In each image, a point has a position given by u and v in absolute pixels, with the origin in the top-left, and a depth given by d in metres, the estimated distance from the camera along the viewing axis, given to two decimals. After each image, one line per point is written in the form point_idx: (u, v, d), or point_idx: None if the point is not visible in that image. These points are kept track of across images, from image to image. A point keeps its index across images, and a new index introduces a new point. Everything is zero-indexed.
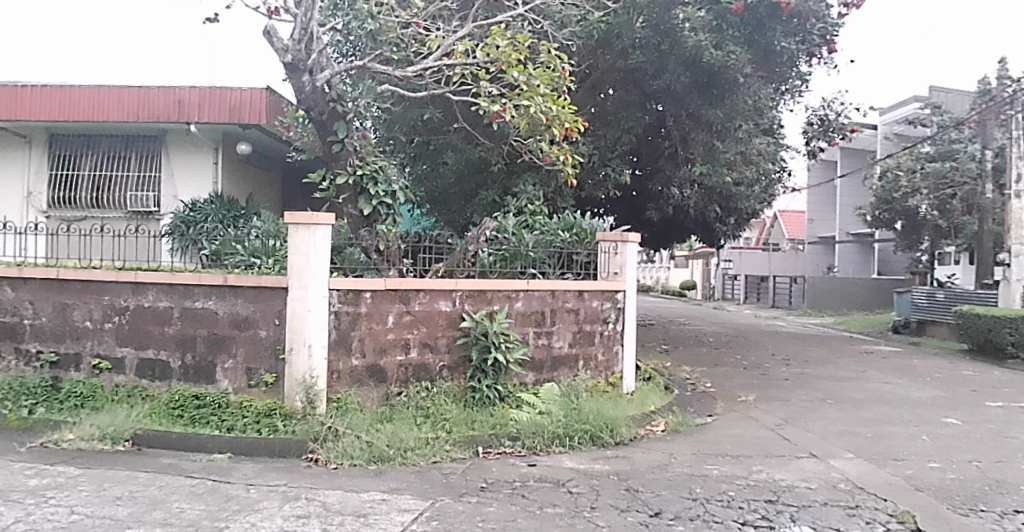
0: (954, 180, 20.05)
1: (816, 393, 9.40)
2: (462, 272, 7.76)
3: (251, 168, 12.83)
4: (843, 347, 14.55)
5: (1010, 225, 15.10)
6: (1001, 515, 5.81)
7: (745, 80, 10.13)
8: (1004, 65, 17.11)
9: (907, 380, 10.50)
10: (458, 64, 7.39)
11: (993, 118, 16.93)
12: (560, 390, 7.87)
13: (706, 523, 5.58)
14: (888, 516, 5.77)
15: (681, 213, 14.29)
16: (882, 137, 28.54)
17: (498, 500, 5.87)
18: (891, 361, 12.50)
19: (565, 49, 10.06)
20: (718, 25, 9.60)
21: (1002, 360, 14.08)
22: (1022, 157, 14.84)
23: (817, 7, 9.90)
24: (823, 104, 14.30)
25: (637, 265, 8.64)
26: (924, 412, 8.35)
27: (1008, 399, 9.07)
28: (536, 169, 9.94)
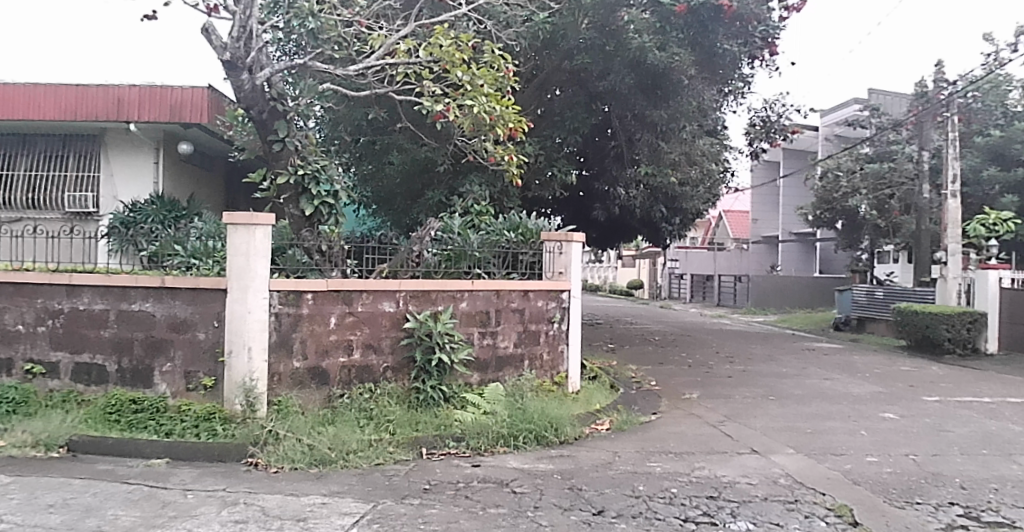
0: (893, 180, 20.58)
1: (758, 389, 9.51)
2: (406, 272, 7.72)
3: (193, 168, 12.65)
4: (786, 344, 14.75)
5: (947, 224, 15.25)
6: (936, 507, 5.92)
7: (689, 81, 10.27)
8: (939, 69, 17.46)
9: (847, 375, 10.68)
10: (401, 64, 7.38)
11: (929, 121, 17.28)
12: (504, 390, 7.83)
13: (648, 520, 5.59)
14: (826, 510, 5.84)
15: (627, 214, 14.43)
16: (823, 139, 28.94)
17: (441, 501, 5.82)
18: (831, 358, 12.70)
19: (510, 49, 9.96)
20: (662, 27, 9.66)
21: (939, 355, 14.43)
22: (957, 158, 15.05)
23: (758, 10, 10.02)
24: (765, 105, 14.49)
25: (582, 264, 8.65)
26: (863, 408, 8.48)
27: (944, 394, 9.25)
28: (482, 169, 9.97)
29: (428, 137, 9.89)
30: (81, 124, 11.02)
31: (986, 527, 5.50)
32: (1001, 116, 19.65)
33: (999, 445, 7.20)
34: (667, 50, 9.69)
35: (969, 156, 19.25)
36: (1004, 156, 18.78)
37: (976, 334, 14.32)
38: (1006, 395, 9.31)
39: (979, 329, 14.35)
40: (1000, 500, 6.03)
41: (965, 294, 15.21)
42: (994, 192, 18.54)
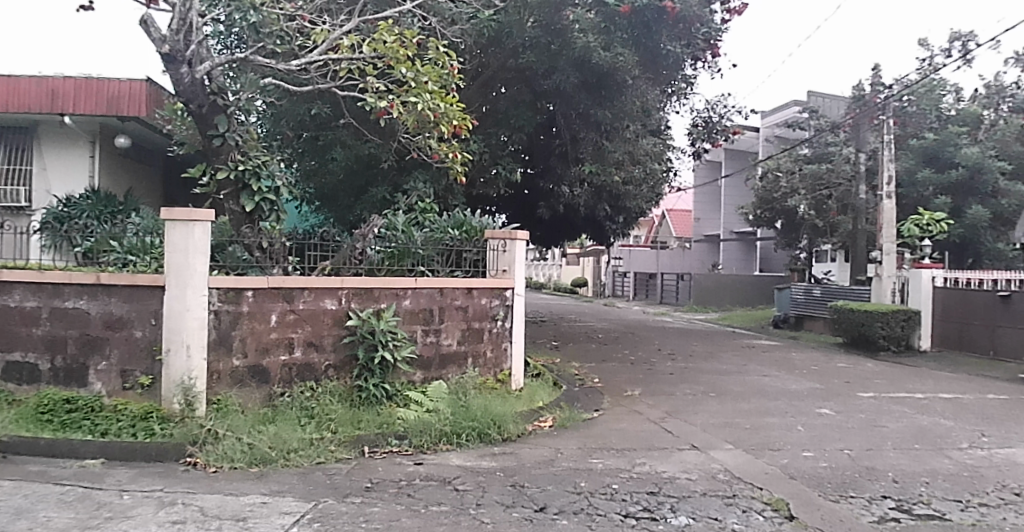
0: (830, 181, 21.10)
1: (699, 386, 9.64)
2: (349, 270, 7.63)
3: (130, 161, 12.40)
4: (727, 342, 14.94)
5: (881, 225, 15.42)
6: (869, 501, 6.06)
7: (632, 81, 10.37)
8: (876, 72, 17.86)
9: (785, 373, 10.85)
10: (344, 60, 7.37)
11: (865, 122, 17.67)
12: (447, 387, 7.79)
13: (590, 516, 5.63)
14: (763, 505, 5.94)
15: (573, 212, 14.53)
16: (764, 140, 29.37)
17: (382, 500, 5.78)
18: (771, 355, 12.93)
19: (454, 45, 9.98)
20: (606, 27, 9.75)
21: (874, 351, 14.77)
22: (893, 160, 15.25)
23: (701, 12, 10.06)
24: (707, 107, 14.66)
25: (526, 262, 8.66)
26: (801, 404, 8.63)
27: (878, 390, 9.48)
28: (427, 166, 10.01)
29: (371, 134, 9.82)
30: (15, 116, 10.75)
31: (917, 519, 5.64)
32: (935, 120, 20.16)
33: (931, 440, 7.39)
34: (611, 50, 9.79)
35: (904, 158, 19.70)
36: (937, 159, 19.25)
37: (910, 332, 14.68)
38: (937, 391, 9.57)
39: (913, 327, 14.72)
40: (931, 494, 6.20)
41: (899, 291, 15.51)
42: (929, 193, 19.04)
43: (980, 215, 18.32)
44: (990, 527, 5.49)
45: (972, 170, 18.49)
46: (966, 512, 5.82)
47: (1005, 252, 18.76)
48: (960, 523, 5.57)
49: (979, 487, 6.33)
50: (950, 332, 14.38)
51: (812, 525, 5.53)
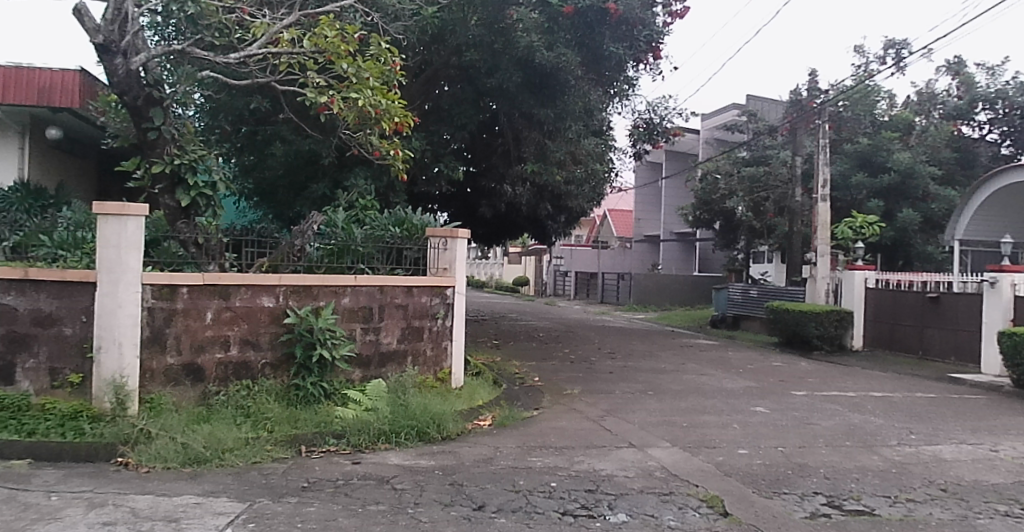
0: (768, 184, 21.40)
1: (637, 385, 9.74)
2: (287, 267, 7.55)
3: (61, 153, 12.05)
4: (666, 341, 15.13)
5: (817, 227, 15.65)
6: (801, 497, 6.18)
7: (576, 82, 10.47)
8: (813, 78, 18.26)
9: (721, 371, 11.06)
10: (284, 53, 7.27)
11: (803, 128, 17.25)
12: (387, 386, 7.74)
13: (528, 514, 5.64)
14: (698, 501, 6.02)
15: (513, 211, 14.52)
16: (703, 142, 29.73)
17: (318, 499, 5.71)
18: (708, 354, 13.13)
19: (397, 42, 9.96)
20: (550, 27, 9.94)
21: (808, 350, 15.11)
22: (827, 164, 15.48)
23: (644, 14, 10.23)
24: (649, 108, 14.82)
25: (467, 261, 8.70)
26: (736, 402, 8.78)
27: (811, 388, 9.71)
28: (368, 164, 9.99)
29: (312, 130, 9.73)
30: None
31: (847, 514, 5.77)
32: (869, 125, 20.62)
33: (861, 437, 7.58)
34: (554, 49, 9.92)
35: (839, 163, 20.16)
36: (870, 164, 19.78)
37: (844, 331, 14.96)
38: (867, 389, 9.84)
39: (846, 327, 15.01)
40: (860, 489, 6.34)
41: (832, 292, 15.86)
42: (861, 196, 19.40)
43: (911, 218, 18.68)
44: (917, 521, 5.63)
45: (904, 174, 19.02)
46: (894, 507, 5.96)
47: (934, 254, 19.18)
48: (888, 518, 5.71)
49: (907, 483, 6.49)
50: (882, 332, 14.72)
51: (746, 521, 5.61)
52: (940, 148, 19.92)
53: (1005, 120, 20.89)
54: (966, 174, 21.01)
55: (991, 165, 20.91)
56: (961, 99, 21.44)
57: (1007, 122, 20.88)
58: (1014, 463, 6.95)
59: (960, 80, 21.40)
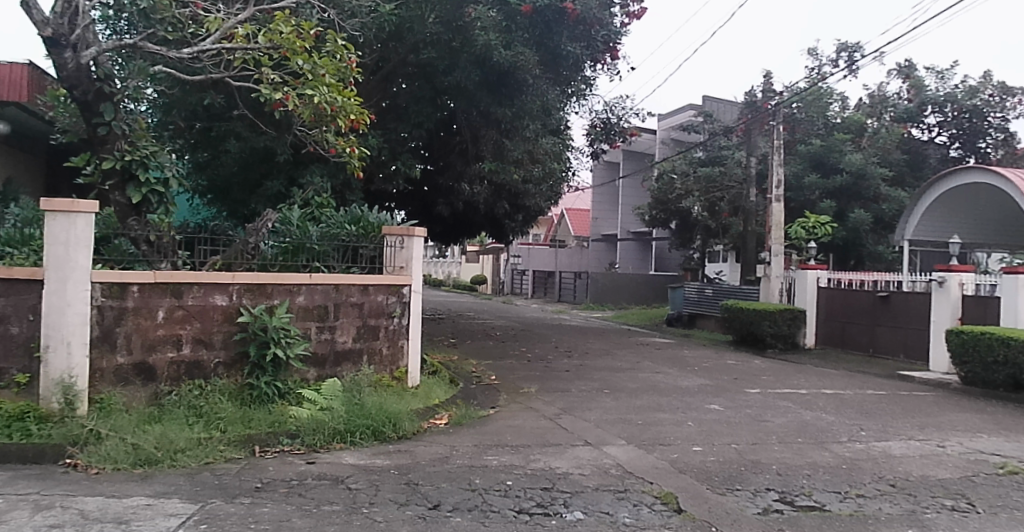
0: (723, 185, 21.71)
1: (593, 383, 9.78)
2: (241, 265, 7.50)
3: (7, 148, 11.76)
4: (623, 340, 15.21)
5: (771, 227, 15.65)
6: (754, 493, 6.25)
7: (533, 81, 10.66)
8: (767, 79, 18.46)
9: (677, 369, 11.18)
10: (239, 49, 7.25)
11: (757, 129, 17.46)
12: (342, 385, 7.70)
13: (484, 513, 5.63)
14: (653, 498, 6.06)
15: (472, 209, 14.53)
16: (659, 142, 29.87)
17: (272, 500, 5.64)
18: (664, 352, 13.21)
19: (354, 40, 9.90)
20: (508, 26, 10.09)
21: (762, 348, 15.28)
22: (782, 165, 15.55)
23: (601, 16, 10.47)
24: (606, 108, 14.91)
25: (424, 259, 8.63)
26: (691, 400, 8.86)
27: (765, 386, 9.84)
28: (324, 160, 10.01)
29: (267, 126, 9.67)
30: None
31: (798, 510, 5.85)
32: (822, 127, 20.93)
33: (813, 434, 7.69)
34: (512, 48, 10.08)
35: (792, 164, 20.39)
36: (824, 165, 20.05)
37: (797, 330, 15.17)
38: (818, 387, 10.01)
39: (799, 325, 15.22)
40: (812, 485, 6.43)
41: (786, 291, 16.06)
42: (814, 196, 19.69)
43: (861, 219, 18.98)
44: (866, 516, 5.73)
45: (855, 175, 19.32)
46: (845, 502, 6.06)
47: (884, 254, 19.60)
48: (839, 513, 5.79)
49: (858, 479, 6.60)
50: (835, 330, 14.98)
51: (699, 518, 5.65)
52: (890, 150, 20.25)
53: (954, 123, 21.33)
54: (915, 175, 21.44)
55: (939, 166, 21.36)
56: (911, 102, 21.81)
57: (956, 125, 21.34)
58: (960, 458, 7.12)
59: (911, 84, 21.83)
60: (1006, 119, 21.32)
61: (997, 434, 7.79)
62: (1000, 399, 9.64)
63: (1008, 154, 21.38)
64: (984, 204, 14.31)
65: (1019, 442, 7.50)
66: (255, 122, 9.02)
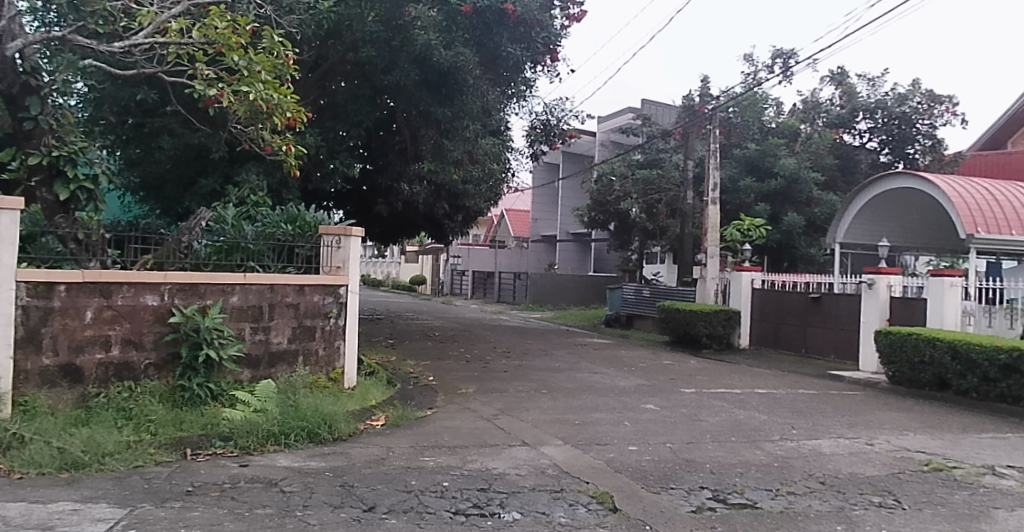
0: (661, 187, 21.97)
1: (531, 383, 9.87)
2: (173, 264, 7.39)
3: None
4: (560, 340, 15.30)
5: (707, 229, 15.80)
6: (688, 492, 6.32)
7: (474, 81, 10.84)
8: (704, 84, 18.69)
9: (614, 369, 11.32)
10: (173, 43, 7.12)
11: (694, 132, 17.66)
12: (276, 386, 7.63)
13: (418, 514, 5.59)
14: (588, 498, 6.10)
15: (411, 209, 14.50)
16: (599, 144, 30.09)
17: (203, 504, 5.48)
18: (601, 352, 13.32)
19: (290, 36, 9.77)
20: (448, 26, 10.32)
21: (698, 348, 15.51)
22: (718, 169, 15.75)
23: (541, 17, 10.91)
24: (546, 109, 15.01)
25: (362, 259, 8.60)
26: (627, 400, 8.99)
27: (700, 385, 10.05)
28: (259, 159, 10.08)
29: (200, 123, 9.59)
30: None
31: (730, 508, 5.94)
32: (757, 132, 21.37)
33: (746, 433, 7.83)
34: (452, 48, 10.23)
35: (728, 167, 20.78)
36: (759, 169, 20.53)
37: (731, 330, 15.43)
38: (752, 386, 10.24)
39: (733, 326, 15.51)
40: (744, 483, 6.54)
41: (721, 292, 16.33)
42: (749, 200, 20.09)
43: (795, 222, 19.37)
44: (796, 513, 5.84)
45: (789, 180, 19.76)
46: (776, 500, 6.17)
47: (816, 256, 20.10)
48: (769, 510, 5.90)
49: (788, 477, 6.73)
50: (768, 331, 15.28)
51: (634, 517, 5.69)
52: (821, 154, 20.73)
53: (884, 129, 21.73)
54: (847, 180, 22.00)
55: (870, 171, 21.92)
56: (843, 109, 22.29)
57: (886, 131, 21.75)
58: (887, 455, 7.31)
59: (843, 90, 22.33)
60: (935, 126, 21.69)
61: (921, 431, 8.05)
62: (925, 397, 9.97)
63: (936, 161, 21.71)
64: (910, 208, 14.70)
65: (941, 440, 7.75)
66: (189, 118, 8.87)
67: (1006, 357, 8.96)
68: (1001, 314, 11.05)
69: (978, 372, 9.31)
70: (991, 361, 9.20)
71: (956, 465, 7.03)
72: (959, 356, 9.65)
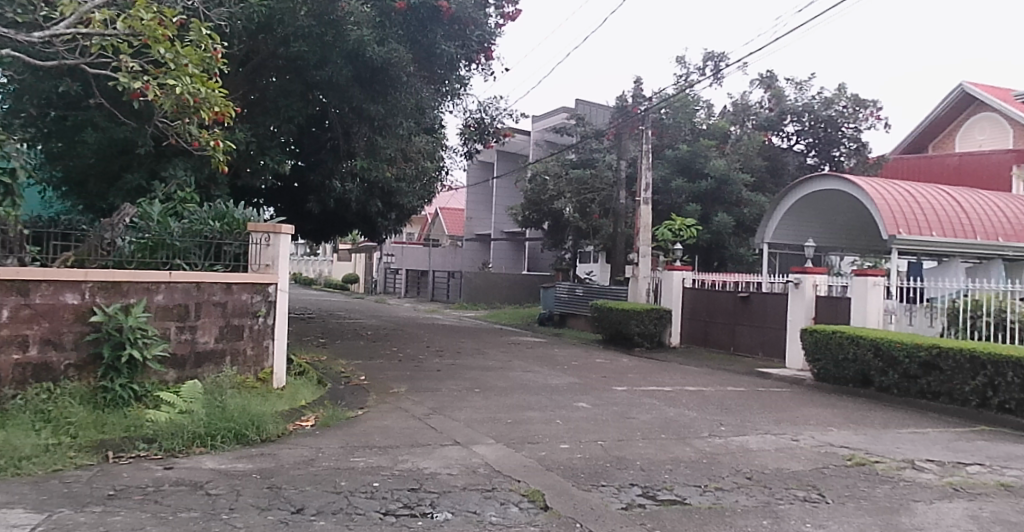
0: (594, 187, 22.27)
1: (464, 382, 9.95)
2: (95, 262, 7.30)
3: None
4: (495, 339, 15.34)
5: (639, 229, 16.01)
6: (618, 489, 6.35)
7: (407, 78, 10.93)
8: (638, 85, 18.88)
9: (547, 367, 11.45)
10: (95, 34, 6.93)
11: (627, 133, 17.89)
12: (203, 387, 7.54)
13: (348, 516, 5.47)
14: (520, 496, 6.08)
15: (344, 208, 14.46)
16: (534, 143, 30.25)
17: (126, 507, 5.28)
18: (535, 351, 13.37)
19: (219, 29, 9.69)
20: (381, 21, 10.38)
21: (630, 347, 15.72)
22: (650, 169, 15.95)
23: (475, 15, 11.21)
24: (480, 107, 15.05)
25: (291, 257, 8.66)
26: (560, 398, 9.12)
27: (632, 384, 10.21)
28: (187, 154, 10.03)
29: (126, 117, 9.43)
30: None
31: (659, 504, 5.99)
32: (688, 133, 21.60)
33: (676, 430, 7.97)
34: (386, 44, 10.29)
35: (660, 167, 21.07)
36: (690, 169, 20.85)
37: (663, 329, 15.68)
38: (683, 383, 10.45)
39: (664, 324, 15.76)
40: (674, 480, 6.61)
41: (652, 292, 16.57)
42: (681, 200, 20.42)
43: (725, 222, 19.80)
44: (724, 509, 5.92)
45: (719, 180, 20.18)
46: (704, 495, 6.24)
47: (745, 256, 20.52)
48: (697, 506, 5.96)
49: (717, 473, 6.83)
50: (698, 329, 15.55)
51: (564, 515, 5.68)
52: (751, 156, 21.22)
53: (810, 132, 22.41)
54: (774, 182, 22.30)
55: (797, 173, 22.39)
56: (771, 111, 22.73)
57: (813, 134, 22.42)
58: (812, 451, 7.48)
59: (772, 93, 22.65)
60: (858, 129, 22.46)
61: (845, 427, 8.27)
62: (850, 393, 10.30)
63: (860, 163, 22.52)
64: (835, 209, 15.08)
65: (864, 435, 7.98)
66: (113, 112, 8.70)
67: (925, 355, 9.36)
68: (921, 313, 11.38)
69: (899, 369, 9.70)
70: (911, 358, 9.60)
71: (878, 460, 7.23)
72: (881, 353, 10.00)
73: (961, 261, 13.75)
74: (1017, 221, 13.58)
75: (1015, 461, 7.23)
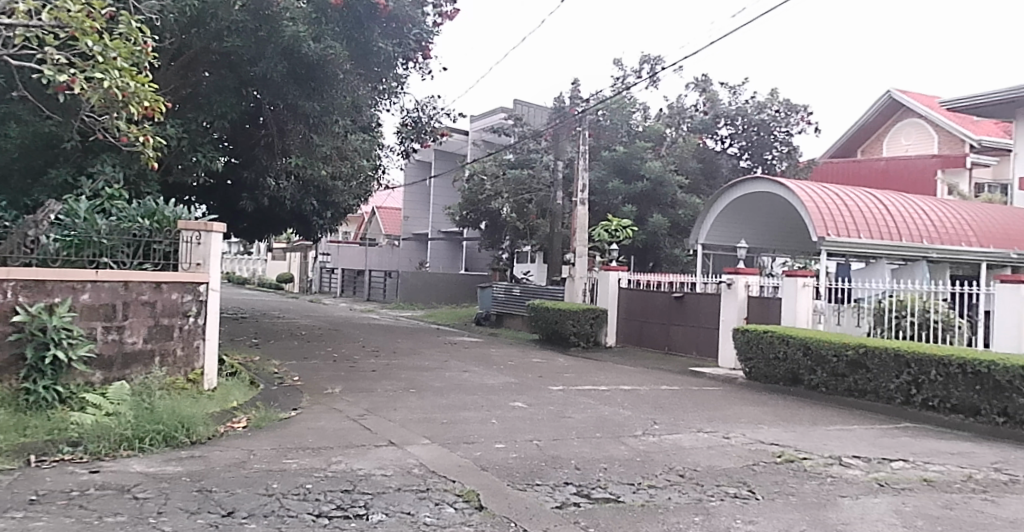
0: (532, 187, 22.51)
1: (398, 383, 9.94)
2: (17, 260, 7.02)
3: None
4: (432, 339, 15.31)
5: (574, 230, 16.19)
6: (553, 487, 6.34)
7: (344, 74, 10.86)
8: (575, 85, 18.97)
9: (482, 368, 11.50)
10: (19, 25, 6.68)
11: (564, 134, 18.09)
12: (131, 388, 7.38)
13: (279, 518, 5.36)
14: (454, 496, 6.07)
15: (278, 205, 14.43)
16: (471, 143, 30.28)
17: (49, 513, 5.10)
18: (472, 351, 13.38)
19: (149, 21, 9.50)
20: (317, 18, 10.28)
21: (567, 346, 15.85)
22: (587, 170, 16.11)
23: (412, 13, 11.32)
24: (418, 107, 14.99)
25: (222, 257, 8.56)
26: (497, 399, 9.17)
27: (566, 384, 10.31)
28: (116, 149, 9.84)
29: (52, 110, 9.22)
30: None
31: (594, 502, 6.04)
32: (625, 134, 21.86)
33: (610, 429, 8.06)
34: (322, 41, 10.22)
35: (599, 168, 21.28)
36: (626, 171, 21.04)
37: (598, 328, 15.86)
38: (617, 383, 10.59)
39: (601, 324, 15.93)
40: (609, 478, 6.68)
41: (588, 292, 16.74)
42: (618, 201, 20.63)
43: (660, 222, 20.15)
44: (657, 507, 5.98)
45: (655, 182, 20.48)
46: (637, 493, 6.30)
47: (680, 256, 20.95)
48: (631, 504, 6.03)
49: (651, 470, 6.90)
50: (631, 329, 15.77)
51: (499, 514, 5.68)
52: (685, 160, 21.74)
53: (743, 136, 22.77)
54: (709, 184, 22.78)
55: (730, 176, 22.85)
56: (706, 115, 23.14)
57: (746, 136, 22.77)
58: (743, 448, 7.62)
59: (707, 97, 23.15)
60: (789, 133, 23.13)
61: (775, 425, 8.46)
62: (781, 391, 10.56)
63: (791, 166, 23.02)
64: (763, 212, 15.44)
65: (793, 432, 8.18)
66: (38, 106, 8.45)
67: (852, 354, 9.69)
68: (849, 312, 11.68)
69: (828, 368, 9.97)
70: (840, 357, 9.90)
71: (806, 456, 7.40)
72: (810, 351, 10.28)
73: (887, 264, 14.20)
74: (941, 224, 14.09)
75: (937, 456, 7.49)
